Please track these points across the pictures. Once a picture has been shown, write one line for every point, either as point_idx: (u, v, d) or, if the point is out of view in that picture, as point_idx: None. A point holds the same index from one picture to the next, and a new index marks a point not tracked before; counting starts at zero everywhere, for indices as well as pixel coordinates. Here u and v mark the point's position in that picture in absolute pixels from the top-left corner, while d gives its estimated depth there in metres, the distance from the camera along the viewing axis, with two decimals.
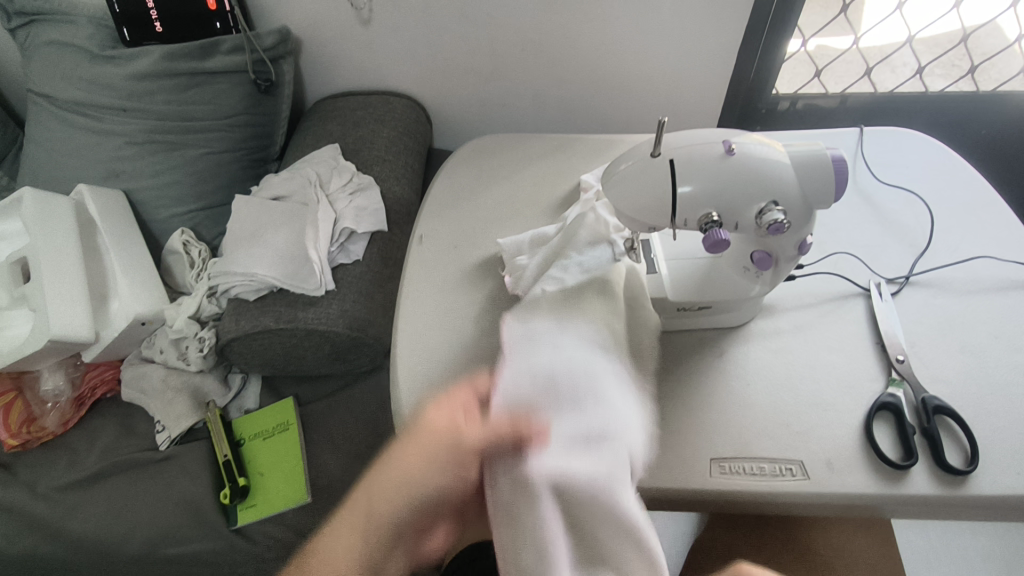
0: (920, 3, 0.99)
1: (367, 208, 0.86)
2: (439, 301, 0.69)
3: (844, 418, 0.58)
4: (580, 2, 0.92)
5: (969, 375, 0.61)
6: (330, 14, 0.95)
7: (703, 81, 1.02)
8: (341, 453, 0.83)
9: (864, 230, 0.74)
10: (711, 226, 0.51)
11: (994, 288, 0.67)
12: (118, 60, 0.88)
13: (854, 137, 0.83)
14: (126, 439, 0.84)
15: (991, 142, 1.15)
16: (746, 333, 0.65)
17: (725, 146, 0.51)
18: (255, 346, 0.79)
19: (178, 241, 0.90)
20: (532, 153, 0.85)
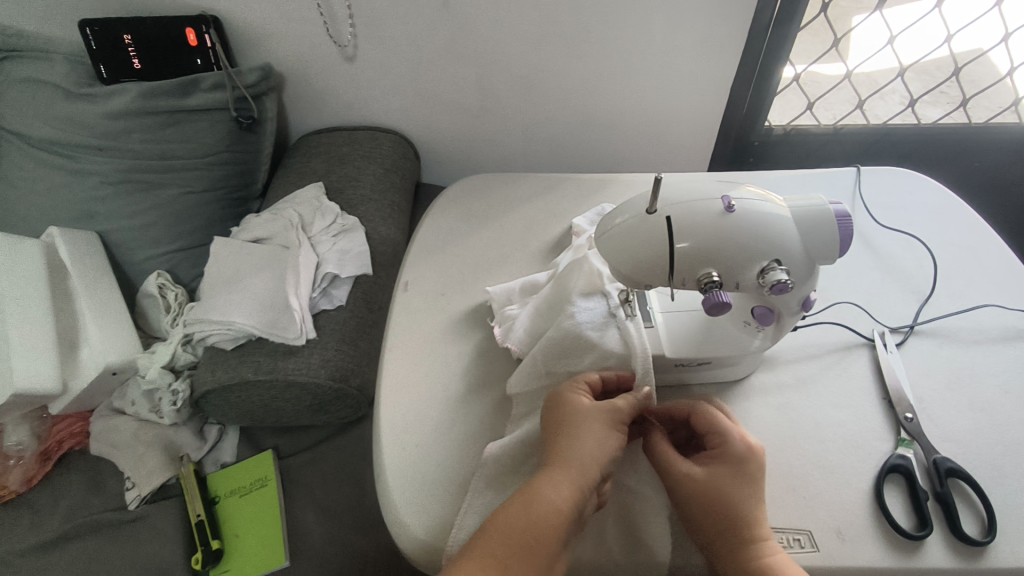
0: (913, 36, 0.97)
1: (350, 251, 0.83)
2: (424, 353, 0.66)
3: (853, 482, 0.55)
4: (571, 39, 0.90)
5: (981, 433, 0.58)
6: (315, 50, 0.93)
7: (696, 117, 1.01)
8: (322, 510, 0.79)
9: (864, 275, 0.71)
10: (711, 286, 0.49)
11: (1000, 338, 0.65)
12: (93, 97, 0.84)
13: (850, 176, 0.82)
14: (94, 497, 0.80)
15: (981, 175, 1.15)
16: (746, 387, 0.62)
17: (725, 203, 0.48)
18: (232, 398, 0.75)
19: (154, 284, 0.88)
20: (521, 194, 0.82)
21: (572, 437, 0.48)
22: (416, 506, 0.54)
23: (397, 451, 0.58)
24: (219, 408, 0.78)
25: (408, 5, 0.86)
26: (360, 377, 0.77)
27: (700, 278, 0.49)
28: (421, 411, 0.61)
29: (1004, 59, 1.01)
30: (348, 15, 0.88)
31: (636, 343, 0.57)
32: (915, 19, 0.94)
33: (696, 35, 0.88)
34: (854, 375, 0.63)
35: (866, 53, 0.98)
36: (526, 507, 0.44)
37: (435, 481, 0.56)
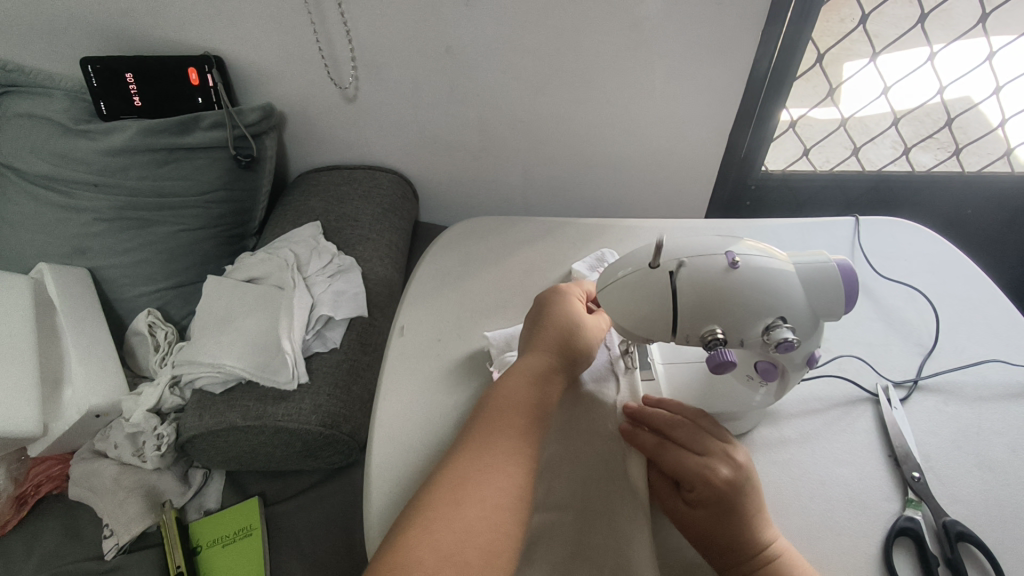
0: (907, 86, 0.99)
1: (346, 292, 0.82)
2: (419, 401, 0.64)
3: (860, 544, 0.54)
4: (572, 84, 0.91)
5: (990, 493, 0.57)
6: (317, 91, 0.93)
7: (694, 161, 1.02)
8: (308, 561, 0.76)
9: (866, 327, 0.71)
10: (715, 344, 0.48)
11: (1005, 395, 0.64)
12: (92, 134, 0.84)
13: (850, 226, 0.82)
14: (69, 545, 0.76)
15: (976, 223, 1.16)
16: (750, 442, 0.61)
17: (728, 259, 0.48)
18: (219, 443, 0.73)
19: (144, 322, 0.87)
20: (521, 237, 0.82)
21: (531, 392, 0.53)
22: None
23: (388, 507, 0.56)
24: (204, 453, 0.75)
25: (411, 49, 0.87)
26: (353, 422, 0.75)
27: (704, 335, 0.48)
28: (413, 463, 0.59)
29: (996, 111, 1.02)
30: (351, 57, 0.88)
31: (631, 394, 0.59)
32: (908, 70, 0.96)
33: (695, 83, 0.89)
34: (858, 431, 0.61)
35: (860, 102, 1.00)
36: (492, 500, 0.46)
37: None
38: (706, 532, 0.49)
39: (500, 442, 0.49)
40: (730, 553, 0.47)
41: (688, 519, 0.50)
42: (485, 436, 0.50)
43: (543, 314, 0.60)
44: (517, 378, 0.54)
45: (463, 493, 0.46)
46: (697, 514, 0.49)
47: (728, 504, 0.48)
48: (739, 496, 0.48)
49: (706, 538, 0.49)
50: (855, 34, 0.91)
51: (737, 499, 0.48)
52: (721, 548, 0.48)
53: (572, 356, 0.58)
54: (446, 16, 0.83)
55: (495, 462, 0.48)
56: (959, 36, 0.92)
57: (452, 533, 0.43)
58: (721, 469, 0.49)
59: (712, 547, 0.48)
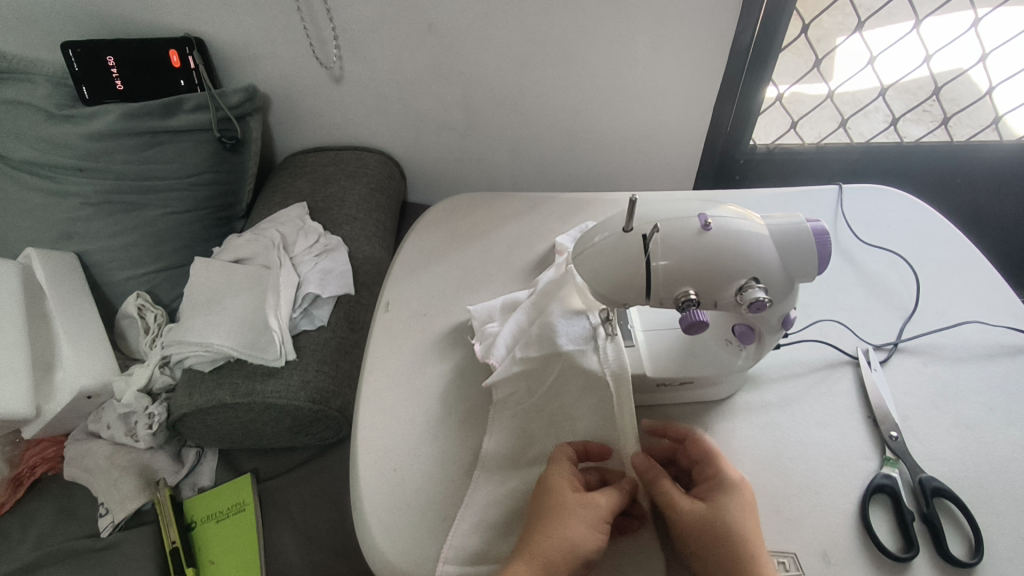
0: (893, 56, 0.98)
1: (332, 271, 0.82)
2: (404, 373, 0.65)
3: (838, 501, 0.54)
4: (555, 59, 0.91)
5: (967, 451, 0.57)
6: (300, 71, 0.93)
7: (681, 135, 1.01)
8: (301, 535, 0.77)
9: (848, 293, 0.71)
10: (689, 305, 0.48)
11: (985, 355, 0.65)
12: (75, 119, 0.84)
13: (834, 195, 0.82)
14: (65, 523, 0.78)
15: (964, 192, 1.16)
16: (730, 407, 0.61)
17: (701, 221, 0.48)
18: (209, 421, 0.74)
19: (133, 305, 0.87)
20: (505, 212, 0.82)
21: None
22: (395, 533, 0.53)
23: (373, 476, 0.57)
24: (196, 431, 0.76)
25: (392, 26, 0.87)
26: (341, 398, 0.76)
27: (678, 297, 0.49)
28: (399, 433, 0.59)
29: (984, 78, 1.02)
30: (333, 37, 0.88)
31: (616, 360, 0.57)
32: (894, 40, 0.96)
33: (678, 55, 0.89)
34: (838, 393, 0.62)
35: (847, 72, 1.00)
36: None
37: (410, 506, 0.55)
38: (703, 520, 0.47)
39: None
40: (723, 548, 0.46)
41: (688, 510, 0.48)
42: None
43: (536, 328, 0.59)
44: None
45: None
46: (698, 507, 0.48)
47: (732, 498, 0.48)
48: (745, 494, 0.49)
49: (703, 529, 0.47)
50: (840, 3, 0.90)
51: (742, 497, 0.48)
52: (719, 542, 0.46)
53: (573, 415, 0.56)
54: None
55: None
56: (945, 4, 0.91)
57: None
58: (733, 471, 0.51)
59: (707, 540, 0.46)
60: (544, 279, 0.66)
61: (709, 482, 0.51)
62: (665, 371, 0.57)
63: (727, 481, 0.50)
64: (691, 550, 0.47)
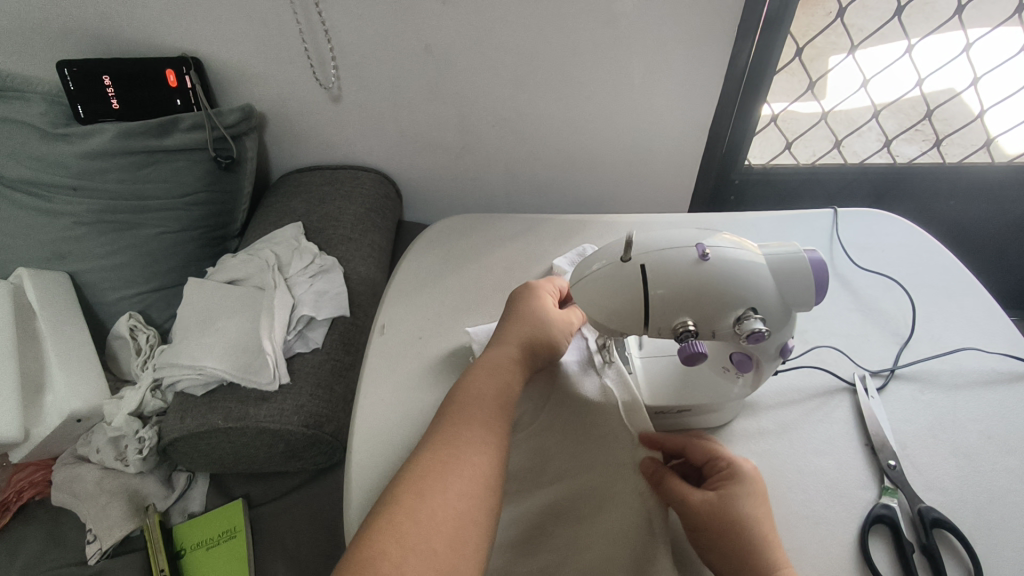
0: (885, 78, 0.99)
1: (327, 292, 0.82)
2: (399, 398, 0.64)
3: (837, 533, 0.54)
4: (552, 80, 0.91)
5: (965, 481, 0.57)
6: (297, 91, 0.93)
7: (676, 156, 1.02)
8: (293, 562, 0.76)
9: (845, 318, 0.71)
10: (687, 335, 0.48)
11: (982, 382, 0.65)
12: (69, 138, 0.83)
13: (829, 218, 0.82)
14: (52, 550, 0.76)
15: (955, 214, 1.17)
16: (728, 434, 0.61)
17: (699, 251, 0.48)
18: (201, 446, 0.73)
19: (126, 325, 0.87)
20: (502, 234, 0.82)
21: (493, 387, 0.54)
22: None
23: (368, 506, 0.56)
24: (187, 456, 0.75)
25: (391, 46, 0.87)
26: (336, 422, 0.75)
27: (676, 326, 0.48)
28: (394, 460, 0.59)
29: (975, 101, 1.03)
30: (331, 57, 0.88)
31: (614, 390, 0.59)
32: (886, 63, 0.97)
33: (675, 77, 0.90)
34: (836, 421, 0.62)
35: (841, 94, 1.01)
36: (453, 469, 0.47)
37: None
38: (714, 509, 0.49)
39: (453, 442, 0.49)
40: (736, 535, 0.47)
41: (700, 500, 0.49)
42: (445, 436, 0.50)
43: (518, 308, 0.61)
44: (477, 391, 0.53)
45: (426, 493, 0.45)
46: (709, 498, 0.49)
47: (742, 489, 0.50)
48: (756, 483, 0.50)
49: (714, 520, 0.48)
50: (835, 27, 0.91)
51: (753, 487, 0.50)
52: (730, 530, 0.47)
53: (542, 349, 0.59)
54: (424, 15, 0.83)
55: (447, 465, 0.47)
56: (937, 28, 0.93)
57: (424, 511, 0.44)
58: (742, 462, 0.52)
59: (720, 530, 0.48)
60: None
61: (719, 474, 0.51)
62: (661, 398, 0.58)
63: (737, 472, 0.51)
64: (705, 543, 0.48)
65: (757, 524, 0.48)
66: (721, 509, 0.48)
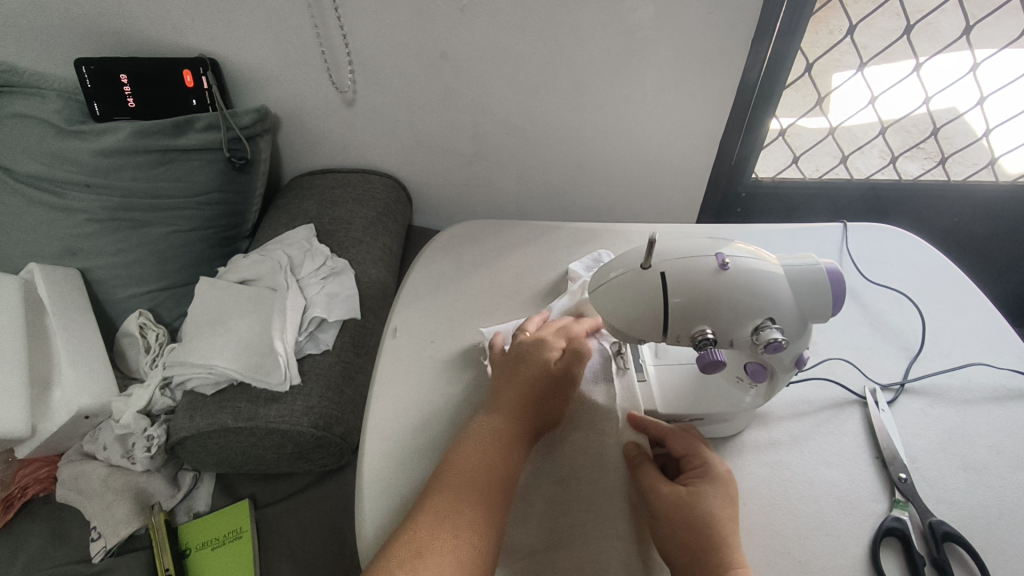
0: (893, 96, 1.00)
1: (339, 294, 0.82)
2: (410, 401, 0.64)
3: (849, 544, 0.54)
4: (565, 89, 0.92)
5: (975, 496, 0.57)
6: (312, 94, 0.94)
7: (686, 168, 1.03)
8: (298, 563, 0.76)
9: (855, 331, 0.72)
10: (706, 344, 0.48)
11: (991, 399, 0.65)
12: (85, 135, 0.84)
13: (839, 233, 0.83)
14: (56, 547, 0.76)
15: (960, 231, 1.18)
16: (739, 444, 0.61)
17: (719, 260, 0.48)
18: (209, 445, 0.73)
19: (135, 323, 0.87)
20: (515, 240, 0.82)
21: (499, 433, 0.54)
22: None
23: (381, 508, 0.56)
24: (195, 455, 0.75)
25: (406, 53, 0.88)
26: (344, 425, 0.75)
27: (694, 335, 0.49)
28: (406, 463, 0.59)
29: (980, 121, 1.04)
30: (348, 62, 0.89)
31: (628, 398, 0.59)
32: (894, 81, 0.98)
33: (687, 90, 0.91)
34: (846, 433, 0.62)
35: (848, 111, 1.02)
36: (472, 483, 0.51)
37: None
38: (680, 501, 0.50)
39: (455, 500, 0.49)
40: (692, 529, 0.48)
41: (668, 489, 0.51)
42: (440, 495, 0.50)
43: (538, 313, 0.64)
44: (481, 441, 0.54)
45: (420, 552, 0.46)
46: (678, 490, 0.50)
47: (712, 488, 0.51)
48: (727, 486, 0.51)
49: (677, 510, 0.49)
50: (842, 45, 0.92)
51: (725, 489, 0.51)
52: (688, 525, 0.48)
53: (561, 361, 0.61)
54: (441, 23, 0.84)
55: (444, 530, 0.47)
56: (943, 48, 0.94)
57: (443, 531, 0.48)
58: (718, 464, 0.53)
59: (680, 521, 0.49)
60: (560, 305, 0.69)
61: (695, 470, 0.53)
62: (675, 406, 0.58)
63: (710, 471, 0.52)
64: (664, 532, 0.49)
65: (719, 526, 0.48)
66: (687, 505, 0.49)
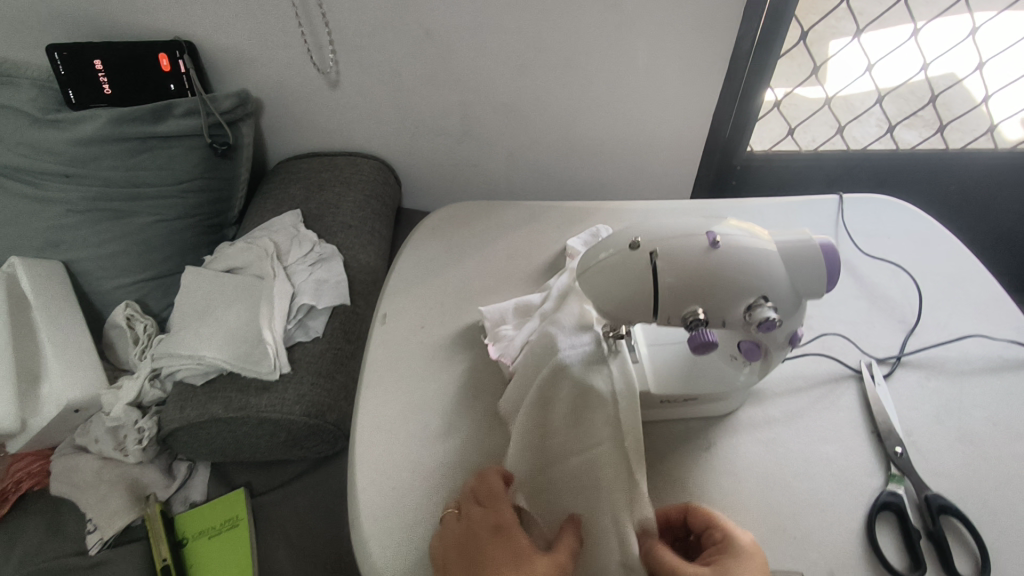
0: (890, 65, 0.98)
1: (327, 280, 0.81)
2: (403, 388, 0.63)
3: (844, 519, 0.54)
4: (554, 65, 0.90)
5: (972, 468, 0.57)
6: (294, 75, 0.91)
7: (679, 143, 1.01)
8: (297, 553, 0.76)
9: (850, 304, 0.71)
10: (697, 324, 0.47)
11: (988, 368, 0.64)
12: (61, 123, 0.82)
13: (834, 205, 0.81)
14: (51, 542, 0.75)
15: (960, 197, 1.16)
16: (734, 422, 0.61)
17: (710, 238, 0.47)
18: (202, 436, 0.73)
19: (122, 315, 0.85)
20: (506, 221, 0.81)
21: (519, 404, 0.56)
22: (388, 555, 0.51)
23: (373, 497, 0.55)
24: (187, 446, 0.74)
25: (389, 32, 0.85)
26: (337, 412, 0.74)
27: (685, 315, 0.48)
28: (397, 449, 0.58)
29: (978, 87, 1.02)
30: (329, 41, 0.86)
31: (624, 381, 0.53)
32: (892, 49, 0.96)
33: (678, 64, 0.88)
34: (842, 409, 0.62)
35: (844, 80, 0.99)
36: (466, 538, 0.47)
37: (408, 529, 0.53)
38: None
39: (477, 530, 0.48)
40: None
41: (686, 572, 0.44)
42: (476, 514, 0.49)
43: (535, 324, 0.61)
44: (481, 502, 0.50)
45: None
46: (696, 575, 0.44)
47: (729, 572, 0.44)
48: (751, 565, 0.45)
49: None
50: (838, 11, 0.90)
51: (747, 570, 0.44)
52: None
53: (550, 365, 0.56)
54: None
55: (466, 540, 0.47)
56: (941, 13, 0.92)
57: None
58: (742, 539, 0.46)
59: None
60: (558, 285, 0.65)
61: (716, 549, 0.46)
62: (669, 386, 0.57)
63: (731, 547, 0.46)
64: None
65: None
66: None
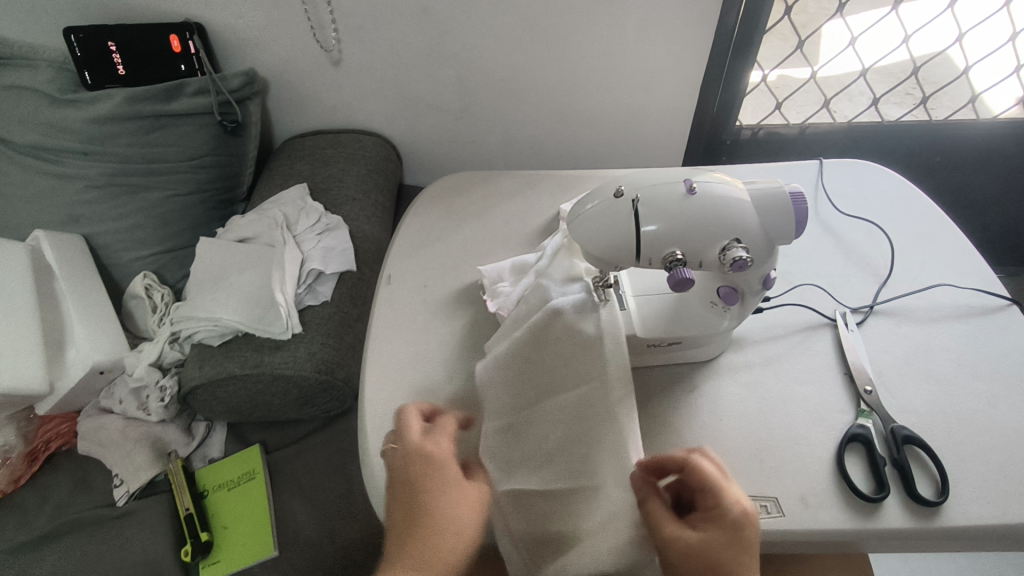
0: (872, 38, 1.01)
1: (334, 248, 0.86)
2: (408, 341, 0.68)
3: (816, 449, 0.58)
4: (546, 41, 0.94)
5: (936, 403, 0.61)
6: (298, 55, 0.95)
7: (668, 117, 1.05)
8: (310, 503, 0.81)
9: (828, 260, 0.75)
10: (676, 264, 0.52)
11: (956, 315, 0.69)
12: (79, 103, 0.86)
13: (815, 170, 0.85)
14: (81, 495, 0.81)
15: (944, 167, 1.20)
16: (716, 366, 0.65)
17: (687, 186, 0.52)
18: (220, 394, 0.77)
19: (140, 285, 0.90)
20: (503, 189, 0.85)
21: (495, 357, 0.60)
22: None
23: (381, 435, 0.60)
24: (206, 403, 0.79)
25: (387, 11, 0.89)
26: (346, 369, 0.78)
27: (666, 258, 0.52)
28: (403, 393, 0.63)
29: (960, 56, 1.05)
30: (331, 21, 0.90)
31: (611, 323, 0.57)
32: (874, 22, 0.99)
33: (665, 38, 0.92)
34: (817, 352, 0.66)
35: (828, 53, 1.03)
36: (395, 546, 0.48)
37: None
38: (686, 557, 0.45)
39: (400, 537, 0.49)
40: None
41: (676, 536, 0.46)
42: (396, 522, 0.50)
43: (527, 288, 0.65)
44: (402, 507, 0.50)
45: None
46: (686, 542, 0.46)
47: (721, 541, 0.45)
48: (742, 533, 0.46)
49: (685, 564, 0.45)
50: None
51: (738, 538, 0.45)
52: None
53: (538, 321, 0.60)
54: None
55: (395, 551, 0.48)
56: None
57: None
58: (734, 505, 0.46)
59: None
60: (552, 244, 0.68)
61: (707, 513, 0.47)
62: (655, 330, 0.61)
63: (720, 516, 0.46)
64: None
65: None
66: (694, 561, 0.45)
